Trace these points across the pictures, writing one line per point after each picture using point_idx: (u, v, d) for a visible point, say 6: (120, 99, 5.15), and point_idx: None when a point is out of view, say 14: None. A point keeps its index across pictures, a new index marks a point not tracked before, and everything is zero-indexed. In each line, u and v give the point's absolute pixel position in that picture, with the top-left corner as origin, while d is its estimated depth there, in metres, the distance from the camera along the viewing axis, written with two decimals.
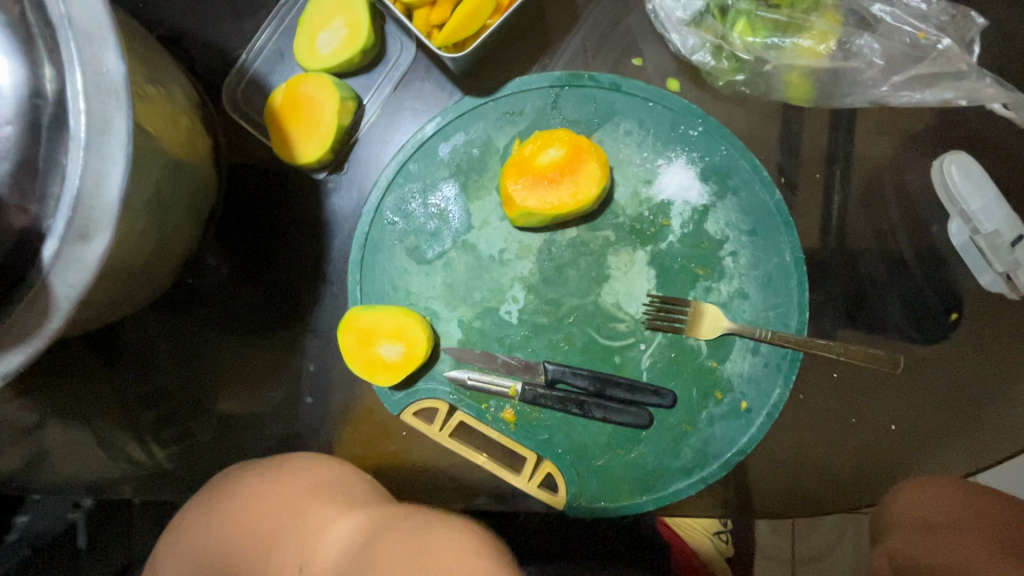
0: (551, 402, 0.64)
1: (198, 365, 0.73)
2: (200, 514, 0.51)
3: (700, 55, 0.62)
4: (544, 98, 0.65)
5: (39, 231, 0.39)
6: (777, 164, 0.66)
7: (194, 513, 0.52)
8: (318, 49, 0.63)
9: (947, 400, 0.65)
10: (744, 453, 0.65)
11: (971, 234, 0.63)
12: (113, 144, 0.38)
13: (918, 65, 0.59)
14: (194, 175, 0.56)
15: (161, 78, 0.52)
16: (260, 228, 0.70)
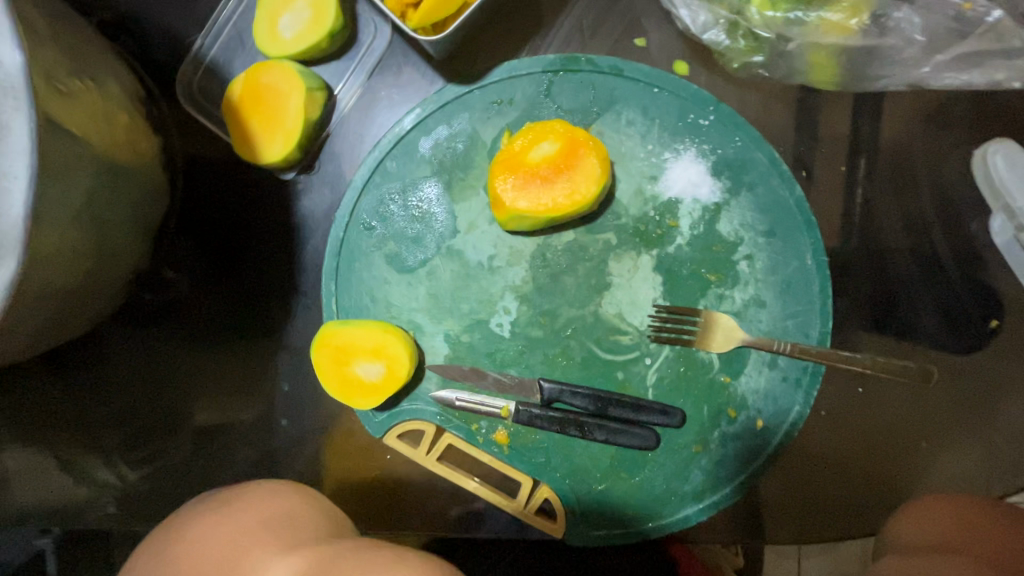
0: (548, 424, 0.58)
1: (166, 382, 0.67)
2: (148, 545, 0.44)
3: (712, 33, 0.55)
4: (536, 85, 0.58)
5: None
6: (795, 156, 0.59)
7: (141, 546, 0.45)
8: (279, 33, 0.56)
9: (976, 408, 0.59)
10: (760, 474, 0.60)
11: (1016, 232, 0.56)
12: (11, 154, 0.33)
13: (961, 42, 0.51)
14: (139, 180, 0.49)
15: (93, 69, 0.45)
16: (226, 232, 0.63)
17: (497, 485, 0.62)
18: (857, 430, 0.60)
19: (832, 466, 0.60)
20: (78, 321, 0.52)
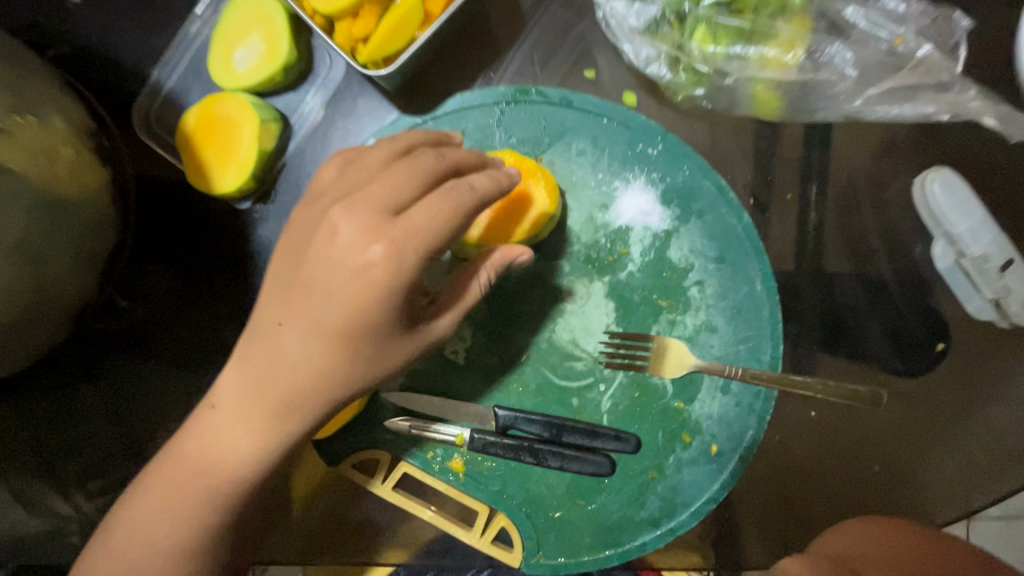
0: (503, 452, 0.58)
1: (120, 412, 0.66)
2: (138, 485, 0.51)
3: (655, 67, 0.57)
4: (488, 116, 0.59)
5: None
6: (745, 184, 0.60)
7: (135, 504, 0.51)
8: (233, 66, 0.57)
9: (929, 432, 0.60)
10: (716, 501, 0.59)
11: (956, 257, 0.57)
12: None
13: (896, 75, 0.53)
14: (82, 212, 0.49)
15: (36, 104, 0.46)
16: (183, 260, 0.63)
17: (454, 513, 0.61)
18: (810, 453, 0.61)
19: (787, 490, 0.61)
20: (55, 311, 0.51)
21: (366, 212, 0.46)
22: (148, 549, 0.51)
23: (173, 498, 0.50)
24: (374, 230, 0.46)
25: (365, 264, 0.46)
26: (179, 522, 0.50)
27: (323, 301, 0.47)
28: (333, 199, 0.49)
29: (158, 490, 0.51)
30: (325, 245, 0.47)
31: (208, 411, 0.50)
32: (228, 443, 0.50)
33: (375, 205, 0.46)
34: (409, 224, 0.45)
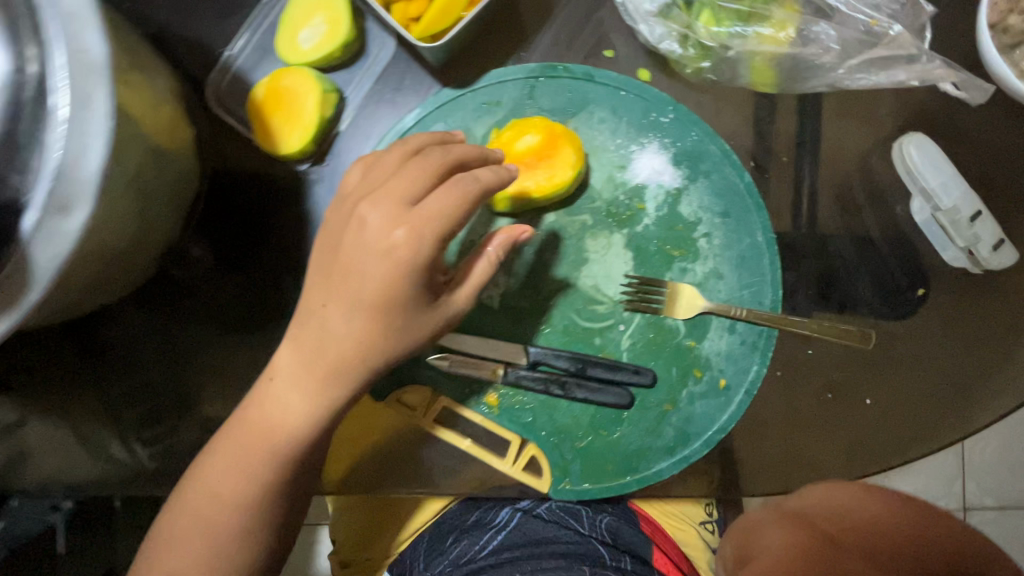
0: (533, 384, 0.65)
1: (180, 365, 0.73)
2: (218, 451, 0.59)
3: (667, 43, 0.65)
4: (521, 89, 0.67)
5: (18, 204, 0.39)
6: (747, 150, 0.68)
7: (214, 463, 0.59)
8: (298, 44, 0.65)
9: (915, 367, 0.67)
10: (725, 431, 0.66)
11: (933, 211, 0.65)
12: (91, 119, 0.39)
13: (872, 49, 0.64)
14: (176, 162, 0.57)
15: (145, 67, 0.53)
16: (243, 223, 0.71)
17: (489, 444, 0.67)
18: (810, 390, 0.68)
19: (793, 425, 0.67)
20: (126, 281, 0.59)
21: (389, 203, 0.55)
22: (218, 501, 0.58)
23: (234, 457, 0.58)
24: (396, 218, 0.54)
25: (390, 246, 0.54)
26: (249, 472, 0.58)
27: (357, 280, 0.55)
28: (361, 195, 0.57)
29: (226, 452, 0.59)
30: (357, 234, 0.55)
31: (267, 382, 0.59)
32: (289, 406, 0.57)
33: (397, 198, 0.55)
34: (426, 213, 0.54)
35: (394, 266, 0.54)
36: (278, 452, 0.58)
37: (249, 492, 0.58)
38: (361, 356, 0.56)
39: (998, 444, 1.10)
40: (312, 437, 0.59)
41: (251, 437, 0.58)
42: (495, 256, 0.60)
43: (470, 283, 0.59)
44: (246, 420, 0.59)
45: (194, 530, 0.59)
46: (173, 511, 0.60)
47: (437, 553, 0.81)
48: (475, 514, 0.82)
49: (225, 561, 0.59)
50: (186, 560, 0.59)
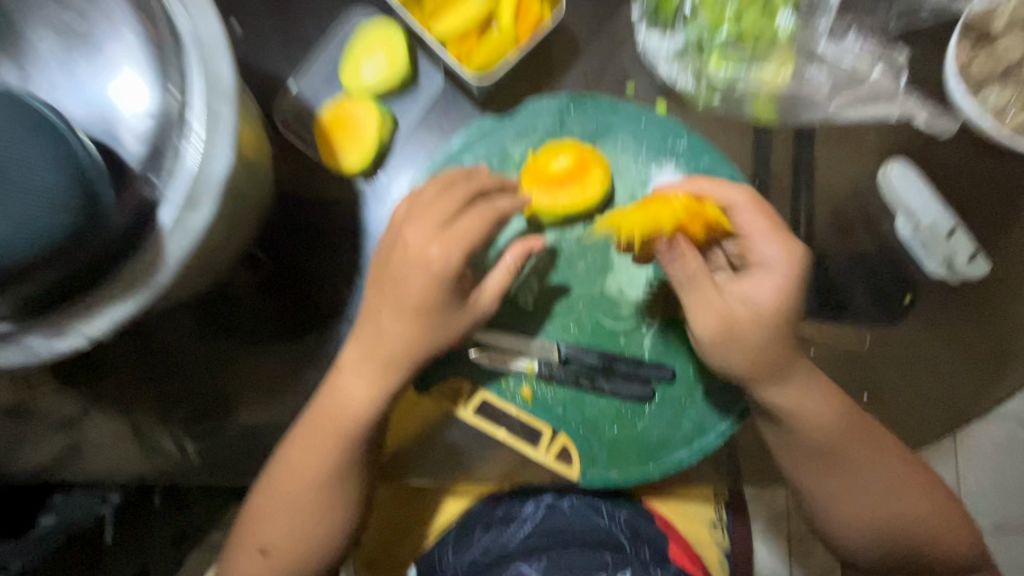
0: (565, 377, 0.72)
1: (232, 364, 0.79)
2: (293, 444, 0.66)
3: (682, 80, 0.76)
4: (553, 118, 0.77)
5: (156, 202, 0.47)
6: (750, 172, 0.78)
7: (287, 453, 0.66)
8: (361, 76, 0.75)
9: (904, 365, 0.75)
10: (737, 423, 0.73)
11: (914, 229, 0.74)
12: (220, 133, 0.47)
13: (858, 87, 0.74)
14: (259, 175, 0.65)
15: (241, 94, 0.62)
16: (300, 233, 0.79)
17: (523, 435, 0.73)
18: None
19: None
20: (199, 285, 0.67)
21: (425, 227, 0.63)
22: (292, 482, 0.65)
23: (304, 445, 0.65)
24: (431, 237, 0.62)
25: (426, 261, 0.61)
26: (319, 458, 0.65)
27: (403, 288, 0.63)
28: (404, 220, 0.65)
29: (300, 442, 0.66)
30: (401, 254, 0.63)
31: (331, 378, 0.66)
32: (353, 395, 0.65)
33: (432, 220, 0.63)
34: (459, 232, 0.62)
35: (431, 278, 0.62)
36: (341, 439, 0.64)
37: (316, 476, 0.65)
38: (418, 347, 0.64)
39: (995, 460, 1.15)
40: (371, 420, 0.65)
41: (323, 426, 0.65)
42: (512, 266, 0.68)
43: (489, 287, 0.67)
44: (314, 414, 0.66)
45: (274, 513, 0.66)
46: (256, 497, 0.67)
47: (466, 545, 0.81)
48: (502, 508, 0.83)
49: (301, 537, 0.66)
50: (271, 537, 0.66)
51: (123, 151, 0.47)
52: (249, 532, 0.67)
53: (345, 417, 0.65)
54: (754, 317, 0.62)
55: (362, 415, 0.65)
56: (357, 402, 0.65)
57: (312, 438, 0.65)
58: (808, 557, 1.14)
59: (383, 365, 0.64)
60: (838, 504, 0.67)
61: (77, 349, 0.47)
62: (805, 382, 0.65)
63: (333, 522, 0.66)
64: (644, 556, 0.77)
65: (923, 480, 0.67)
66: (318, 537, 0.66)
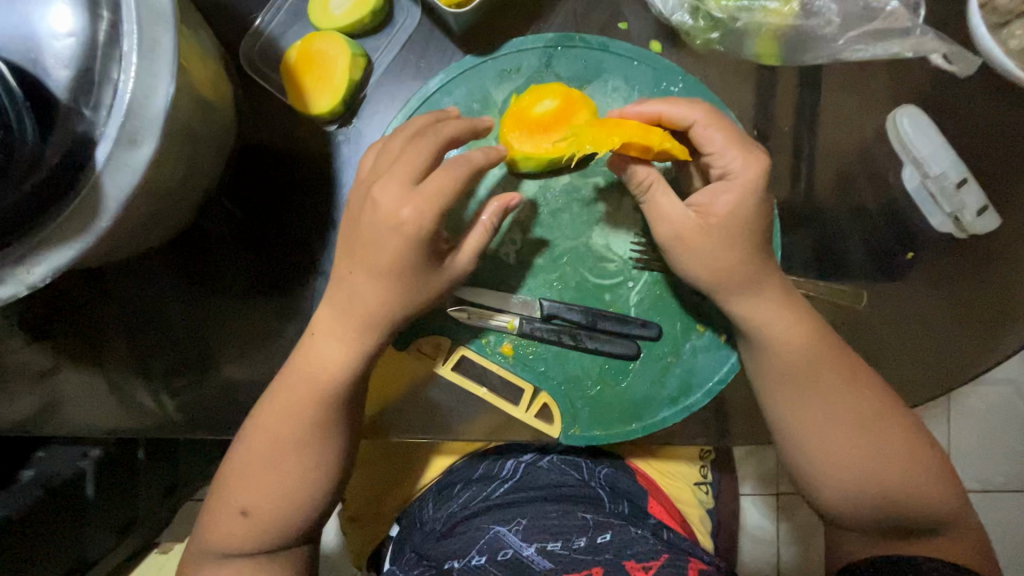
0: (547, 334, 0.69)
1: (207, 320, 0.77)
2: (271, 399, 0.64)
3: (679, 14, 0.70)
4: (539, 58, 0.71)
5: (91, 138, 0.43)
6: (750, 118, 0.72)
7: (265, 409, 0.64)
8: (331, 10, 0.69)
9: (903, 325, 0.72)
10: (725, 382, 0.70)
11: (922, 178, 0.70)
12: (158, 61, 0.43)
13: (871, 23, 0.68)
14: (218, 114, 0.60)
15: (194, 24, 0.57)
16: (272, 181, 0.75)
17: (503, 393, 0.72)
18: None
19: None
20: (162, 233, 0.64)
21: (394, 185, 0.57)
22: (267, 440, 0.63)
23: (284, 403, 0.63)
24: (403, 196, 0.57)
25: (398, 223, 0.56)
26: (293, 415, 0.62)
27: (374, 250, 0.58)
28: (372, 181, 0.59)
29: (278, 397, 0.63)
30: (369, 213, 0.58)
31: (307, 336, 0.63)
32: (325, 351, 0.62)
33: (402, 177, 0.57)
34: (429, 191, 0.57)
35: (404, 241, 0.57)
36: (316, 395, 0.62)
37: (292, 433, 0.63)
38: (388, 301, 0.60)
39: (984, 423, 1.14)
40: (342, 377, 0.62)
41: (299, 382, 0.63)
42: (490, 224, 0.63)
43: (468, 244, 0.63)
44: (291, 370, 0.64)
45: (249, 469, 0.64)
46: (231, 454, 0.65)
47: (445, 500, 0.82)
48: (483, 466, 0.83)
49: (274, 494, 0.63)
50: (247, 494, 0.64)
51: (48, 78, 0.42)
52: (230, 490, 0.64)
53: (319, 374, 0.62)
54: (707, 224, 0.60)
55: (337, 372, 0.62)
56: (327, 358, 0.62)
57: (287, 394, 0.63)
58: (794, 515, 1.15)
59: (355, 319, 0.61)
60: (815, 453, 0.63)
61: (16, 298, 0.44)
62: (780, 318, 0.62)
63: (311, 483, 0.64)
64: (622, 511, 0.78)
65: (909, 429, 0.63)
66: (299, 496, 0.64)
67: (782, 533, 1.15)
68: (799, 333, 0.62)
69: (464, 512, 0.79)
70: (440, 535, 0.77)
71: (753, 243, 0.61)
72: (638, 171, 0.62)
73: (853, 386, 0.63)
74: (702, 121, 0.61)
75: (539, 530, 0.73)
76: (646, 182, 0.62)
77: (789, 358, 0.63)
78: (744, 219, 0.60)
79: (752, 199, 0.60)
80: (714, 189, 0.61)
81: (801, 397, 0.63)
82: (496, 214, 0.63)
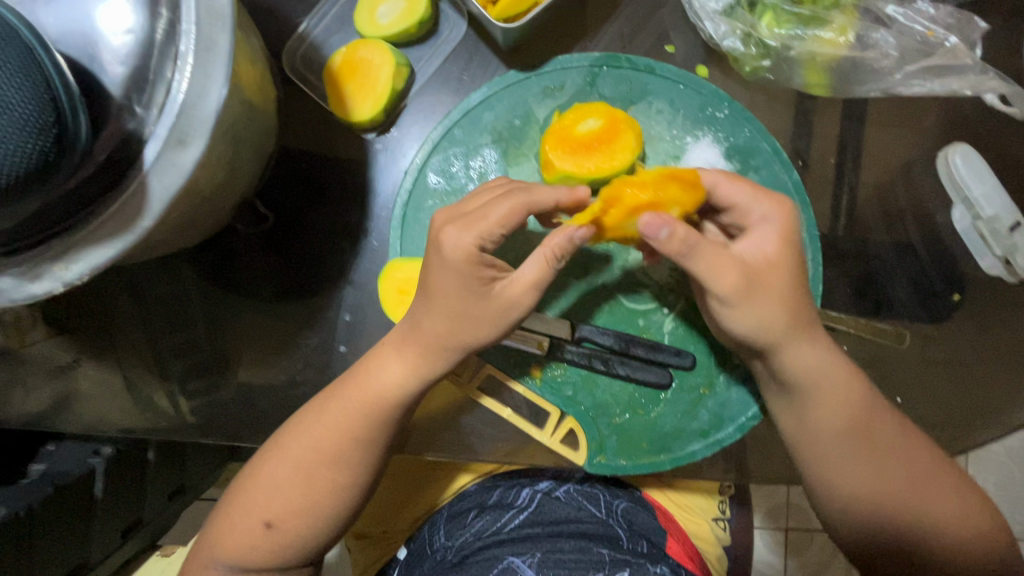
0: (577, 358, 0.67)
1: (230, 321, 0.76)
2: (314, 407, 0.63)
3: (730, 40, 0.68)
4: (583, 76, 0.70)
5: (140, 137, 0.42)
6: (795, 149, 0.71)
7: (304, 416, 0.63)
8: (377, 19, 0.69)
9: (946, 371, 0.69)
10: (759, 418, 0.68)
11: (973, 220, 0.68)
12: (215, 63, 0.43)
13: (927, 58, 0.66)
14: (260, 117, 0.60)
15: (244, 25, 0.56)
16: (306, 187, 0.74)
17: (527, 415, 0.70)
18: None
19: None
20: (198, 232, 0.63)
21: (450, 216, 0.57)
22: (294, 452, 0.62)
23: (327, 419, 0.61)
24: (453, 223, 0.56)
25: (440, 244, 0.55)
26: (331, 425, 0.61)
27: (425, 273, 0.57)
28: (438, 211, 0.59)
29: (322, 407, 0.62)
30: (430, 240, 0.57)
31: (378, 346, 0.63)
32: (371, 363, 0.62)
33: (459, 210, 0.58)
34: (475, 217, 0.55)
35: (449, 263, 0.55)
36: (348, 407, 0.61)
37: (322, 445, 0.61)
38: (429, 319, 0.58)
39: (1005, 472, 1.10)
40: (373, 391, 0.61)
41: (346, 391, 0.62)
42: (547, 256, 0.56)
43: (525, 276, 0.56)
44: (341, 377, 0.64)
45: (280, 485, 0.62)
46: (260, 463, 0.63)
47: (458, 528, 0.79)
48: (497, 493, 0.81)
49: (292, 508, 0.62)
50: (271, 504, 0.62)
51: (103, 74, 0.41)
52: (255, 502, 0.62)
53: (361, 387, 0.61)
54: (763, 271, 0.55)
55: (374, 391, 0.61)
56: (364, 372, 0.62)
57: (327, 405, 0.62)
58: (804, 551, 1.11)
59: (402, 332, 0.61)
60: (864, 506, 0.60)
61: (52, 294, 0.43)
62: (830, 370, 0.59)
63: (333, 499, 0.62)
64: (641, 550, 0.75)
65: (955, 487, 0.60)
66: (321, 513, 0.62)
67: (791, 570, 1.11)
68: (848, 397, 0.59)
69: (477, 543, 0.77)
70: (453, 565, 0.76)
71: (801, 289, 0.57)
72: (678, 229, 0.51)
73: (898, 445, 0.60)
74: (723, 180, 0.59)
75: (553, 564, 0.71)
76: (691, 239, 0.51)
77: (832, 420, 0.59)
78: (792, 263, 0.56)
79: (793, 240, 0.56)
80: (755, 235, 0.56)
81: (851, 452, 0.60)
82: (563, 245, 0.55)
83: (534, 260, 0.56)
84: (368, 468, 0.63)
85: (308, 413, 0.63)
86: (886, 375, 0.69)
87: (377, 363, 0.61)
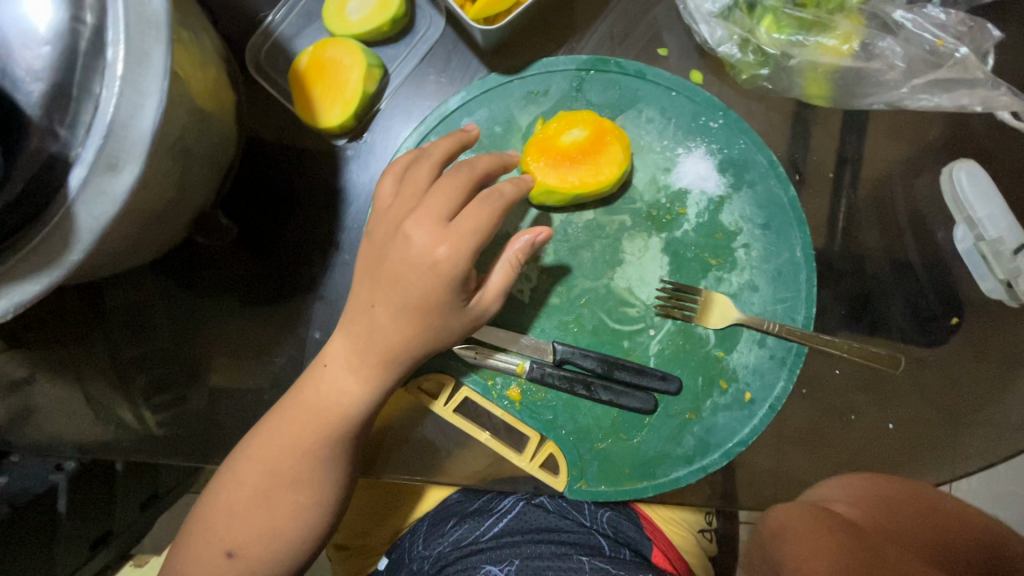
0: (558, 382, 0.63)
1: (196, 333, 0.72)
2: (270, 419, 0.58)
3: (726, 46, 0.65)
4: (569, 81, 0.66)
5: (65, 160, 0.37)
6: (792, 161, 0.67)
7: (260, 429, 0.58)
8: (347, 15, 0.64)
9: (942, 397, 0.66)
10: (745, 444, 0.65)
11: (975, 240, 0.65)
12: (148, 76, 0.37)
13: (936, 70, 0.62)
14: (216, 124, 0.55)
15: (194, 24, 0.51)
16: (275, 194, 0.70)
17: (507, 439, 0.67)
18: (835, 398, 0.67)
19: (812, 442, 0.67)
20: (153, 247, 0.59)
21: (430, 223, 0.53)
22: (253, 470, 0.56)
23: (283, 433, 0.56)
24: (438, 235, 0.53)
25: (434, 262, 0.52)
26: (290, 441, 0.56)
27: (403, 286, 0.53)
28: (403, 214, 0.55)
29: (278, 429, 0.57)
30: (402, 249, 0.54)
31: (318, 369, 0.57)
32: (330, 386, 0.56)
33: (435, 214, 0.53)
34: (460, 230, 0.53)
35: (441, 282, 0.52)
36: (308, 420, 0.56)
37: (281, 466, 0.56)
38: (404, 348, 0.55)
39: None
40: (329, 411, 0.56)
41: (304, 412, 0.56)
42: (514, 261, 0.57)
43: (492, 285, 0.57)
44: (295, 385, 0.58)
45: (239, 510, 0.56)
46: (219, 483, 0.57)
47: (436, 537, 0.77)
48: (479, 500, 0.78)
49: (252, 533, 0.56)
50: (231, 529, 0.56)
51: (18, 91, 0.37)
52: (218, 524, 0.56)
53: (320, 401, 0.56)
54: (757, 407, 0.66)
55: (336, 405, 0.56)
56: (323, 388, 0.56)
57: (286, 418, 0.56)
58: None
59: (357, 357, 0.55)
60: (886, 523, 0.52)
61: None
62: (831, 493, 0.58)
63: (306, 518, 0.57)
64: (624, 558, 0.72)
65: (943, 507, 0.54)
66: (285, 537, 0.56)
67: None
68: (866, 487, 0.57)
69: (455, 552, 0.74)
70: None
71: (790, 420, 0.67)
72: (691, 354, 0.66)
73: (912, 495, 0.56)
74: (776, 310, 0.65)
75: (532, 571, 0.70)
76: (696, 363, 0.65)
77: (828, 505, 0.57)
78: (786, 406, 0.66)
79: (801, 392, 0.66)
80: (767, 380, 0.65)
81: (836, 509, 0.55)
82: (523, 250, 0.57)
83: (502, 268, 0.57)
84: (339, 481, 0.57)
85: (264, 426, 0.57)
86: (876, 399, 0.67)
87: (331, 388, 0.56)
